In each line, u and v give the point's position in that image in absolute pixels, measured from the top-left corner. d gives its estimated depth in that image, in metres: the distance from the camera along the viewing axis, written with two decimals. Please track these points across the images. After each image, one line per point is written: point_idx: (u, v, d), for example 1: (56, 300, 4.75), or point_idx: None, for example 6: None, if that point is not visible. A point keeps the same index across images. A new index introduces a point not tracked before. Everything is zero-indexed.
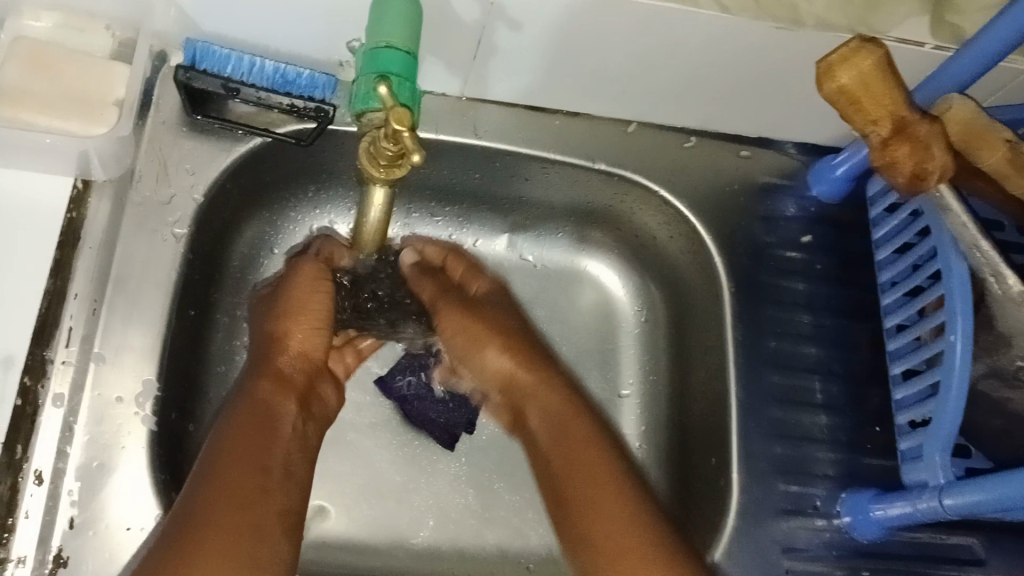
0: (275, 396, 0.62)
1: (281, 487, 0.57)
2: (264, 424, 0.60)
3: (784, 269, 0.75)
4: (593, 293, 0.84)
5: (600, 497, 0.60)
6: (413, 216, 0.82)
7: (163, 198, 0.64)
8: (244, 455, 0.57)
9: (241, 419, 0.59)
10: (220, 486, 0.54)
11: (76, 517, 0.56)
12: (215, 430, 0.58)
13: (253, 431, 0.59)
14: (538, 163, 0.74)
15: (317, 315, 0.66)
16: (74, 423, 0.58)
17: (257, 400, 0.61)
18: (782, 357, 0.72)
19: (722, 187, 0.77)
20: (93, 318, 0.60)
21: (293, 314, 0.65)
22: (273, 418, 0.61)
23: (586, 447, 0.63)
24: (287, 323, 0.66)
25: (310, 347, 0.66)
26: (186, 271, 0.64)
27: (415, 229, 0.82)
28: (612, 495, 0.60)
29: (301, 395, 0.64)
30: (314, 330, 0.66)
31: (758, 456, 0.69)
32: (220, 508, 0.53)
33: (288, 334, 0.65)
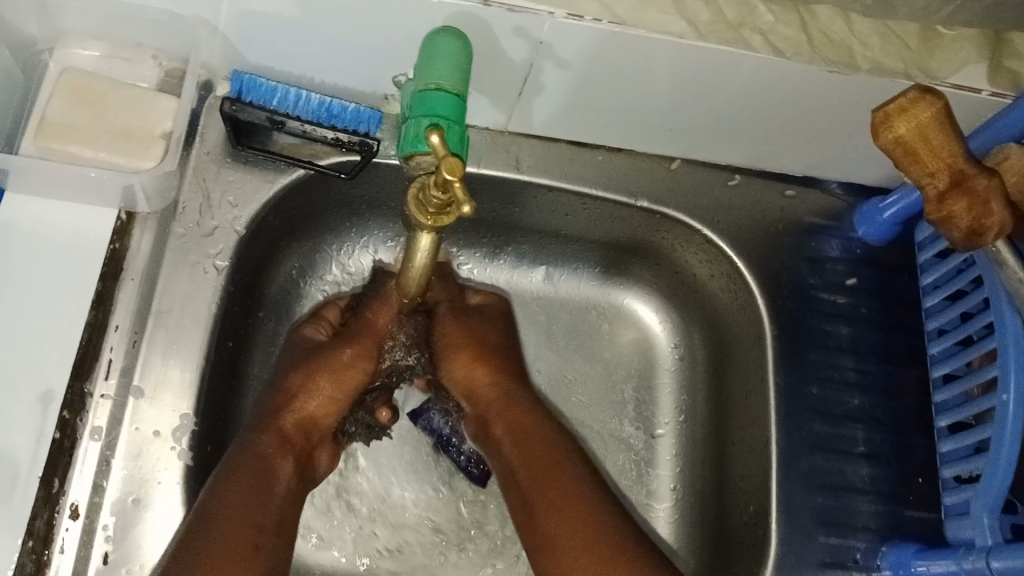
0: (276, 453, 0.62)
1: (274, 547, 0.57)
2: (265, 474, 0.60)
3: (829, 312, 0.74)
4: (630, 332, 0.83)
5: (563, 502, 0.62)
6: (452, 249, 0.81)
7: (205, 230, 0.63)
8: (242, 498, 0.57)
9: (247, 460, 0.60)
10: (223, 538, 0.54)
11: (110, 552, 0.56)
12: (217, 475, 0.58)
13: (246, 480, 0.58)
14: (580, 200, 0.74)
15: (342, 387, 0.68)
16: (111, 456, 0.58)
17: (252, 451, 0.61)
18: (824, 404, 0.71)
19: (768, 226, 0.75)
20: (133, 350, 0.60)
21: (322, 376, 0.67)
22: (272, 473, 0.60)
23: (550, 454, 0.66)
24: (304, 383, 0.67)
25: (319, 414, 0.67)
26: (226, 304, 0.64)
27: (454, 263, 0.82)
28: (567, 501, 0.62)
29: (301, 460, 0.64)
30: (331, 399, 0.68)
31: (798, 506, 0.68)
32: (217, 560, 0.53)
33: (309, 393, 0.67)
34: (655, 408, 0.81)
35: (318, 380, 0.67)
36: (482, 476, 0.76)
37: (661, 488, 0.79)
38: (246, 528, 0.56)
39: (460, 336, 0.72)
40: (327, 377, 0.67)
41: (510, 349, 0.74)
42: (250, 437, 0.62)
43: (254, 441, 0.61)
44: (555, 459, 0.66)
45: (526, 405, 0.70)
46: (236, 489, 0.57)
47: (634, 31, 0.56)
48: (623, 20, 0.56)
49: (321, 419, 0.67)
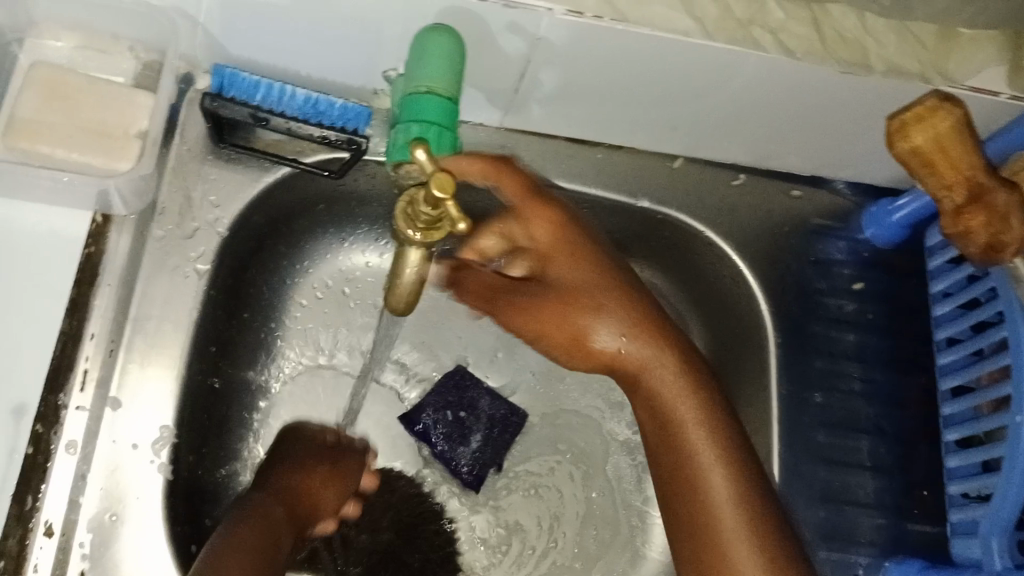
0: (282, 526, 0.58)
1: None
2: (259, 550, 0.54)
3: (834, 318, 0.72)
4: None
5: (709, 503, 0.53)
6: None
7: (186, 232, 0.61)
8: (234, 571, 0.51)
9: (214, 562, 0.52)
10: None
11: (87, 570, 0.53)
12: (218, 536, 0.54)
13: (242, 553, 0.53)
14: (578, 200, 0.71)
15: (342, 483, 0.65)
16: (87, 472, 0.55)
17: (262, 521, 0.57)
18: (827, 415, 0.70)
19: (773, 228, 0.72)
20: (110, 360, 0.57)
21: (319, 473, 0.63)
22: (273, 541, 0.56)
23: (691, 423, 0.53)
24: (327, 468, 0.64)
25: (321, 509, 0.63)
26: (209, 307, 0.62)
27: None
28: (692, 491, 0.53)
29: (296, 528, 0.60)
30: (337, 499, 0.64)
31: (800, 521, 0.67)
32: None
33: (251, 550, 0.53)
34: None
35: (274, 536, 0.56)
36: (475, 481, 0.74)
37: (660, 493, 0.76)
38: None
39: (584, 263, 0.52)
40: (327, 470, 0.64)
41: (612, 295, 0.52)
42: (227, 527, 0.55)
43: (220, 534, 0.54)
44: (685, 451, 0.53)
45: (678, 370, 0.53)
46: (231, 564, 0.52)
47: (636, 28, 0.53)
48: (624, 15, 0.53)
49: (321, 508, 0.63)
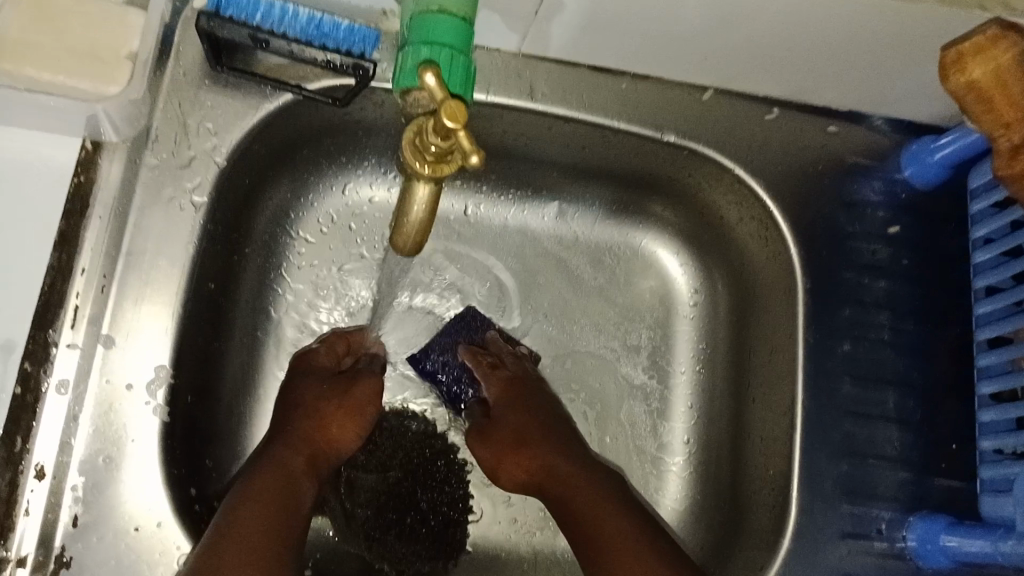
0: (305, 476, 0.56)
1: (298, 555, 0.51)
2: (287, 495, 0.54)
3: (865, 264, 0.68)
4: (652, 280, 0.76)
5: (601, 513, 0.57)
6: (457, 184, 0.73)
7: (182, 161, 0.57)
8: (262, 515, 0.51)
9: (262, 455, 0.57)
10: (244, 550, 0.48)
11: (80, 515, 0.52)
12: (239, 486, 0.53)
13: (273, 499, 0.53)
14: (599, 132, 0.66)
15: (360, 419, 0.62)
16: (80, 413, 0.53)
17: (278, 468, 0.55)
18: (856, 364, 0.66)
19: (806, 167, 0.68)
20: (102, 297, 0.54)
21: (344, 401, 0.62)
22: (293, 491, 0.54)
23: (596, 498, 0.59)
24: (336, 409, 0.61)
25: (343, 442, 0.61)
26: (207, 242, 0.58)
27: (460, 194, 0.74)
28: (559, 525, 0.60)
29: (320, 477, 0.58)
30: (356, 432, 0.62)
31: (822, 475, 0.63)
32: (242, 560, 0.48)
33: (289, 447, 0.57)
34: (670, 355, 0.75)
35: (307, 435, 0.59)
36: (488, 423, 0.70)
37: (677, 441, 0.74)
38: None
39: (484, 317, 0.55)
40: (344, 404, 0.62)
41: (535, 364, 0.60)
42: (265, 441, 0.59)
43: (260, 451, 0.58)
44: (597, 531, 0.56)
45: (598, 478, 0.61)
46: (263, 488, 0.53)
47: None
48: None
49: (343, 447, 0.61)
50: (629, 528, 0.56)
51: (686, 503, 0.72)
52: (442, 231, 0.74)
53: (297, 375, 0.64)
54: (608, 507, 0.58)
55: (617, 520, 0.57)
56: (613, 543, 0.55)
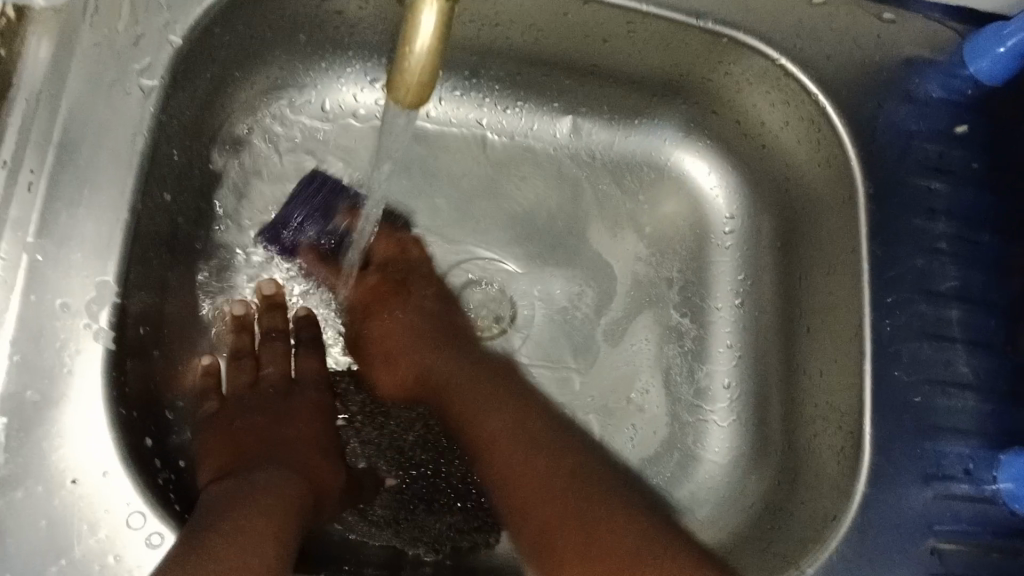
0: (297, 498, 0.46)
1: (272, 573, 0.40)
2: (276, 514, 0.43)
3: (931, 167, 0.58)
4: (676, 202, 0.67)
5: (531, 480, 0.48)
6: (456, 96, 0.64)
7: (129, 38, 0.47)
8: (245, 524, 0.41)
9: (235, 431, 0.50)
10: (227, 551, 0.39)
11: (2, 467, 0.41)
12: (213, 501, 0.43)
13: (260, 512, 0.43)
14: (624, 18, 0.55)
15: (320, 443, 0.52)
16: (1, 337, 0.42)
17: (265, 489, 0.45)
18: (929, 278, 0.55)
19: (862, 58, 0.58)
20: (28, 197, 0.44)
21: (300, 432, 0.51)
22: (280, 514, 0.43)
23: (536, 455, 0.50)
24: (300, 438, 0.51)
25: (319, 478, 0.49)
26: (159, 138, 0.48)
27: (452, 113, 0.65)
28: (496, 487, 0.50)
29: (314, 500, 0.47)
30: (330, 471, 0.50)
31: (897, 407, 0.53)
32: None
33: (282, 428, 0.51)
34: (706, 290, 0.66)
35: (295, 412, 0.53)
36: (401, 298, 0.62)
37: (718, 385, 0.64)
38: (247, 554, 0.39)
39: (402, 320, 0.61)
40: (300, 431, 0.51)
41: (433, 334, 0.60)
42: (234, 412, 0.52)
43: (227, 421, 0.51)
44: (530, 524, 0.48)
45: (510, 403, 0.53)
46: (250, 503, 0.43)
47: None
48: None
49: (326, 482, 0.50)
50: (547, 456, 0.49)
51: (731, 453, 0.62)
52: (424, 144, 0.65)
53: (271, 341, 0.57)
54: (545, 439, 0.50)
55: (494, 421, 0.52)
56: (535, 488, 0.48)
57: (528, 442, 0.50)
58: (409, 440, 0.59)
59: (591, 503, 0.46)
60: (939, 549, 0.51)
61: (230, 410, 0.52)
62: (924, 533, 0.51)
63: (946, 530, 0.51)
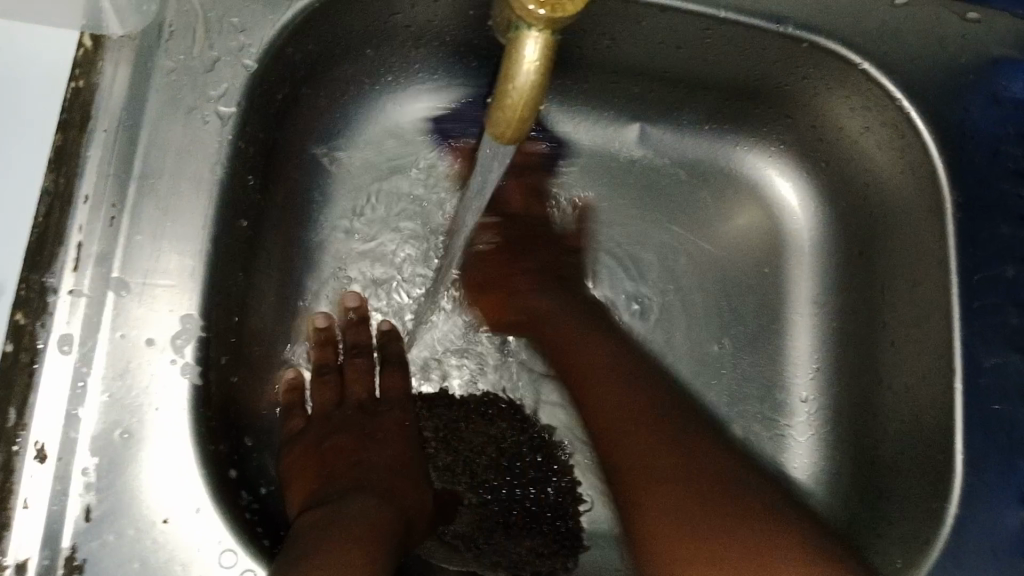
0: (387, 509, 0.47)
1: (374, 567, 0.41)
2: (372, 525, 0.44)
3: (1017, 173, 0.55)
4: (750, 215, 0.66)
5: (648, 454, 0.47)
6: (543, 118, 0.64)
7: (204, 64, 0.46)
8: (345, 532, 0.43)
9: (323, 452, 0.51)
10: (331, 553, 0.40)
11: (93, 507, 0.40)
12: (310, 514, 0.45)
13: (358, 523, 0.44)
14: (702, 25, 0.53)
15: (400, 454, 0.53)
16: (88, 375, 0.41)
17: (359, 505, 0.46)
18: (1021, 290, 0.53)
19: (951, 58, 0.55)
20: (110, 231, 0.43)
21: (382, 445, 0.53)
22: (375, 523, 0.44)
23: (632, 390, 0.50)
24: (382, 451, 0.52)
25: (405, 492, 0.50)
26: (237, 164, 0.47)
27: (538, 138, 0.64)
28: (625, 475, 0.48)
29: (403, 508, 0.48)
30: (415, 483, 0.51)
31: (992, 429, 0.50)
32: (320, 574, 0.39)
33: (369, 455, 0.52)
34: (783, 300, 0.65)
35: (384, 438, 0.54)
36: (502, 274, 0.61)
37: (797, 394, 0.63)
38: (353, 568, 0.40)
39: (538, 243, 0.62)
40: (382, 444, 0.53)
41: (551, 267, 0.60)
42: (322, 435, 0.52)
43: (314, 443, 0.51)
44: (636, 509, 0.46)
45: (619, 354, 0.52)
46: (346, 516, 0.44)
47: None
48: None
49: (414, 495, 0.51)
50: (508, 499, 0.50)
51: (813, 466, 0.62)
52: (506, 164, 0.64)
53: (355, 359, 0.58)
54: (623, 376, 0.51)
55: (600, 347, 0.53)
56: (690, 465, 0.46)
57: (634, 416, 0.49)
58: (483, 462, 0.58)
59: (670, 443, 0.47)
60: None
61: (316, 436, 0.52)
62: (1019, 559, 0.49)
63: None
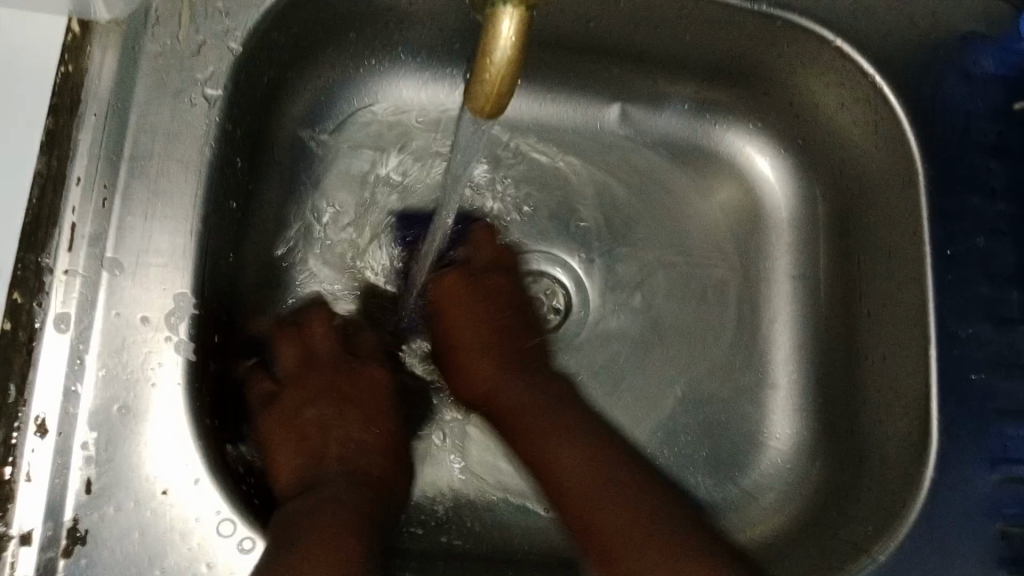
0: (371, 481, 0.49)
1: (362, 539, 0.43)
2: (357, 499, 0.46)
3: (986, 146, 0.56)
4: (729, 190, 0.67)
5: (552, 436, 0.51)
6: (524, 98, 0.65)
7: (190, 48, 0.47)
8: (336, 507, 0.44)
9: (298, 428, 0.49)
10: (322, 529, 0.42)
11: (93, 479, 0.41)
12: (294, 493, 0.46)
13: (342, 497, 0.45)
14: (678, 4, 0.55)
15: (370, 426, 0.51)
16: (86, 353, 0.43)
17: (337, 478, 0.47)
18: (991, 260, 0.54)
19: (921, 34, 0.57)
20: (102, 214, 0.44)
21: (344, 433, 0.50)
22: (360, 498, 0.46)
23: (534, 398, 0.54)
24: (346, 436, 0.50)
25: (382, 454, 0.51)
26: (225, 147, 0.48)
27: (521, 117, 0.65)
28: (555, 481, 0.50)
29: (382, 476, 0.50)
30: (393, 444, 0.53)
31: (964, 393, 0.52)
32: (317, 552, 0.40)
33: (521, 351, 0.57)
34: (763, 276, 0.66)
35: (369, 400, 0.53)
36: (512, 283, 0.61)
37: (779, 367, 0.64)
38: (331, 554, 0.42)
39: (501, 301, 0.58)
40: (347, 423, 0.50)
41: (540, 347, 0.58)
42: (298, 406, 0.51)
43: (290, 413, 0.50)
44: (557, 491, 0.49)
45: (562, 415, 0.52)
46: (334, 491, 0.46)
47: None
48: None
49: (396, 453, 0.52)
50: (607, 494, 0.48)
51: (795, 437, 0.62)
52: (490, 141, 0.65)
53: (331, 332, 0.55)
54: (575, 428, 0.52)
55: (539, 396, 0.54)
56: (561, 456, 0.50)
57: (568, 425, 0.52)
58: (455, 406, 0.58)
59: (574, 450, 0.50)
60: (1008, 532, 0.51)
61: (459, 292, 0.58)
62: (991, 517, 0.51)
63: (1014, 513, 0.51)
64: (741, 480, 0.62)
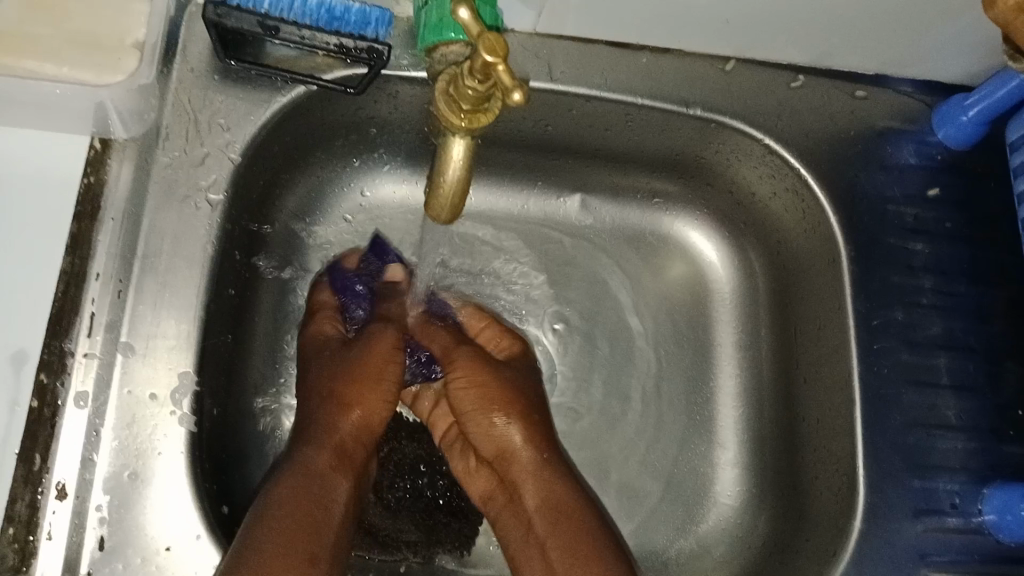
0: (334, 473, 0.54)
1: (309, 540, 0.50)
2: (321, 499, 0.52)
3: (908, 228, 0.63)
4: (682, 266, 0.74)
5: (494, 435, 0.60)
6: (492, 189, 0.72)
7: (195, 158, 0.54)
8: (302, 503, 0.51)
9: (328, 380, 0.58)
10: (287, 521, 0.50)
11: (106, 537, 0.48)
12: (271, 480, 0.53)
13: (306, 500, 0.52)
14: (623, 110, 0.62)
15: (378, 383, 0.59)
16: (101, 425, 0.49)
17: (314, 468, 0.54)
18: (912, 331, 0.61)
19: (841, 132, 0.64)
20: (118, 302, 0.51)
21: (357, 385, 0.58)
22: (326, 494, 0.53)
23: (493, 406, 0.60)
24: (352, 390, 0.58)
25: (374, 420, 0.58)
26: (225, 243, 0.55)
27: (491, 207, 0.72)
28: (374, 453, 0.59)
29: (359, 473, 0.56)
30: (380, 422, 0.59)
31: (888, 451, 0.58)
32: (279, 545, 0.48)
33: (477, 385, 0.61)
34: (710, 339, 0.72)
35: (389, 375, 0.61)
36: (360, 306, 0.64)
37: (726, 429, 0.70)
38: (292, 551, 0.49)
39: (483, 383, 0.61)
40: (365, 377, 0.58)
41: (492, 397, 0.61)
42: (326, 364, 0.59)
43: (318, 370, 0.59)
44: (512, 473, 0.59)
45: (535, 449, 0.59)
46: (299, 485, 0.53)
47: None
48: None
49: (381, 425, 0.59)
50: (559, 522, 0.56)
51: (741, 491, 0.68)
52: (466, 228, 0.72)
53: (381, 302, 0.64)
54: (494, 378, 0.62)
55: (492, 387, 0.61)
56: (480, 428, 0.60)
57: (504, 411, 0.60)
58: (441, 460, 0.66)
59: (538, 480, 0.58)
60: None
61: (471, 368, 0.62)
62: (917, 563, 0.56)
63: (940, 561, 0.57)
64: (696, 531, 0.67)
